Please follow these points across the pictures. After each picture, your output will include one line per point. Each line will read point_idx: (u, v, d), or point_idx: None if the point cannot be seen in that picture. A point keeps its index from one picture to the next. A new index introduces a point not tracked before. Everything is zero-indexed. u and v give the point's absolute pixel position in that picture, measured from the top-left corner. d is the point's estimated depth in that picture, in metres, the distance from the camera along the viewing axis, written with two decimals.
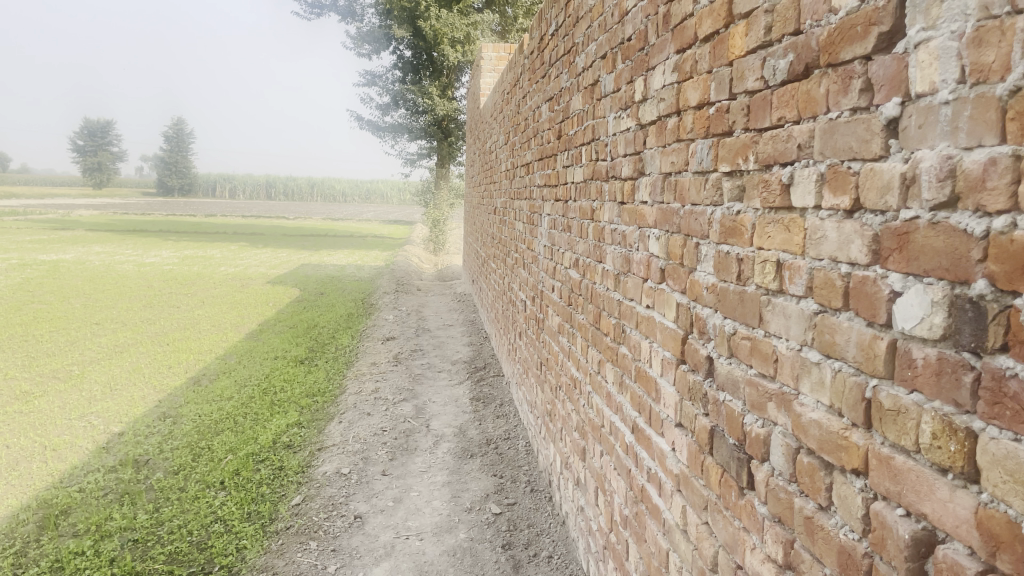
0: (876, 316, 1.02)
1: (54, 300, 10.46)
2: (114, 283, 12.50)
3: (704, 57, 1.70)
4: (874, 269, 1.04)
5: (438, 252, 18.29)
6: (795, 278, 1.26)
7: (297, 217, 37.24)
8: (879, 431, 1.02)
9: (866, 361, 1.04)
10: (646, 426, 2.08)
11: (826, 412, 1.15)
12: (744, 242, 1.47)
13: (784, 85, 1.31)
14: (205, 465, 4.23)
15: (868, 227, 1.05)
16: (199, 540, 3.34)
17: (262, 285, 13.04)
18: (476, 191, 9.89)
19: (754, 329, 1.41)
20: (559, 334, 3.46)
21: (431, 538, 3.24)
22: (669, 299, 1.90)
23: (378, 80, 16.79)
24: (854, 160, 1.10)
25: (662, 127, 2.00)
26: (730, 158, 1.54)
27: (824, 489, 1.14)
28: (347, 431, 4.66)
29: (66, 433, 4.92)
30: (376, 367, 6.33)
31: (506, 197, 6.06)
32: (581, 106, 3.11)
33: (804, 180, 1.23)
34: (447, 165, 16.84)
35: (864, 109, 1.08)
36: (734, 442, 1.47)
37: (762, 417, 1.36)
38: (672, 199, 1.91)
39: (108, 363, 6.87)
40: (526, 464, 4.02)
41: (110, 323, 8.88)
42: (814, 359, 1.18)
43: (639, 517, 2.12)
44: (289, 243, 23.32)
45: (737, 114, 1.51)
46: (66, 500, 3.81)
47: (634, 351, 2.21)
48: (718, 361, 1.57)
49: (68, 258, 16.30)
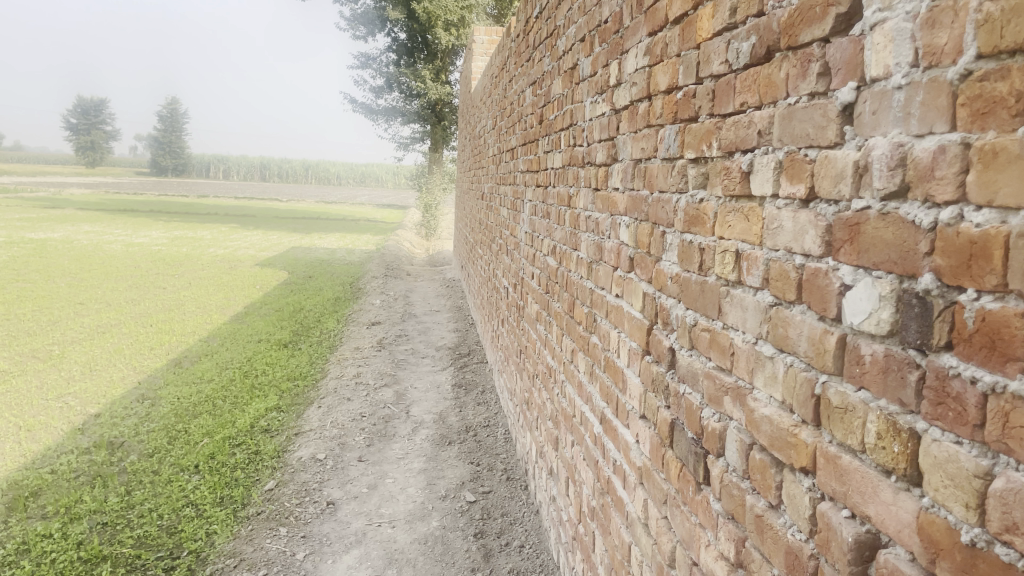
0: (827, 310, 0.98)
1: (39, 279, 10.39)
2: (101, 263, 12.41)
3: (673, 41, 1.65)
4: (826, 260, 1.00)
5: (430, 237, 18.25)
6: (752, 268, 1.22)
7: (290, 200, 37.12)
8: (827, 429, 0.98)
9: (817, 356, 1.01)
10: (613, 417, 2.05)
11: (778, 407, 1.11)
12: (706, 230, 1.42)
13: (746, 69, 1.27)
14: (180, 449, 4.19)
15: (821, 217, 1.01)
16: (169, 524, 3.30)
17: (251, 267, 12.97)
18: (466, 176, 9.85)
19: (714, 321, 1.37)
20: (537, 322, 3.43)
21: (404, 526, 3.22)
22: (637, 288, 1.86)
23: (372, 62, 16.70)
24: (810, 147, 1.06)
25: (634, 112, 1.96)
26: (695, 144, 1.50)
27: (774, 487, 1.11)
28: (325, 417, 4.62)
29: (41, 414, 4.88)
30: (359, 351, 6.29)
31: (492, 182, 6.01)
32: (560, 90, 3.06)
33: (763, 169, 1.19)
34: (441, 150, 16.78)
35: (821, 94, 1.04)
36: (692, 436, 1.44)
37: (719, 411, 1.32)
38: (642, 186, 1.87)
39: (89, 343, 6.82)
40: (503, 453, 3.99)
41: (94, 303, 8.83)
42: (768, 352, 1.14)
43: (605, 509, 2.08)
44: (281, 226, 23.22)
45: (702, 100, 1.46)
46: (37, 482, 3.77)
47: (604, 341, 2.16)
48: (680, 352, 1.53)
49: (55, 237, 16.16)
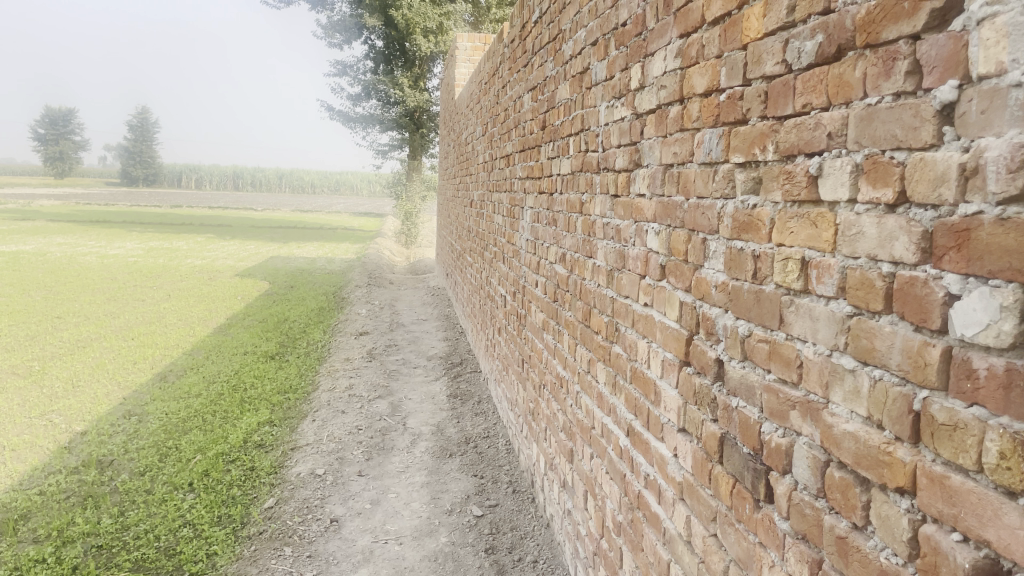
0: (928, 320, 0.93)
1: (14, 293, 10.15)
2: (76, 276, 12.16)
3: (713, 41, 1.60)
4: (924, 268, 0.95)
5: (411, 245, 18.07)
6: (823, 277, 1.17)
7: (266, 209, 36.80)
8: (930, 447, 0.93)
9: (914, 370, 0.95)
10: (643, 429, 1.99)
11: (863, 423, 1.06)
12: (760, 238, 1.37)
13: (810, 69, 1.22)
14: (173, 466, 4.07)
15: (916, 223, 0.96)
16: (167, 545, 3.19)
17: (231, 278, 12.77)
18: (450, 184, 9.75)
19: (773, 332, 1.32)
20: (543, 332, 3.36)
21: (411, 542, 3.13)
22: (671, 297, 1.80)
23: (349, 70, 16.56)
24: (897, 149, 1.01)
25: (663, 116, 1.90)
26: (743, 148, 1.44)
27: (860, 507, 1.05)
28: (321, 430, 4.52)
29: (25, 432, 4.73)
30: (349, 362, 6.18)
31: (483, 189, 5.95)
32: (567, 95, 3.00)
33: (835, 172, 1.14)
34: (420, 157, 16.66)
35: (909, 94, 0.99)
36: (749, 451, 1.38)
37: (783, 426, 1.27)
38: (674, 191, 1.81)
39: (70, 359, 6.65)
40: (506, 464, 3.92)
41: (72, 317, 8.63)
42: (848, 365, 1.09)
43: (636, 524, 2.02)
44: (257, 235, 22.94)
45: (752, 101, 1.41)
46: (26, 504, 3.63)
47: (630, 351, 2.11)
48: (730, 364, 1.48)
49: (27, 249, 15.83)
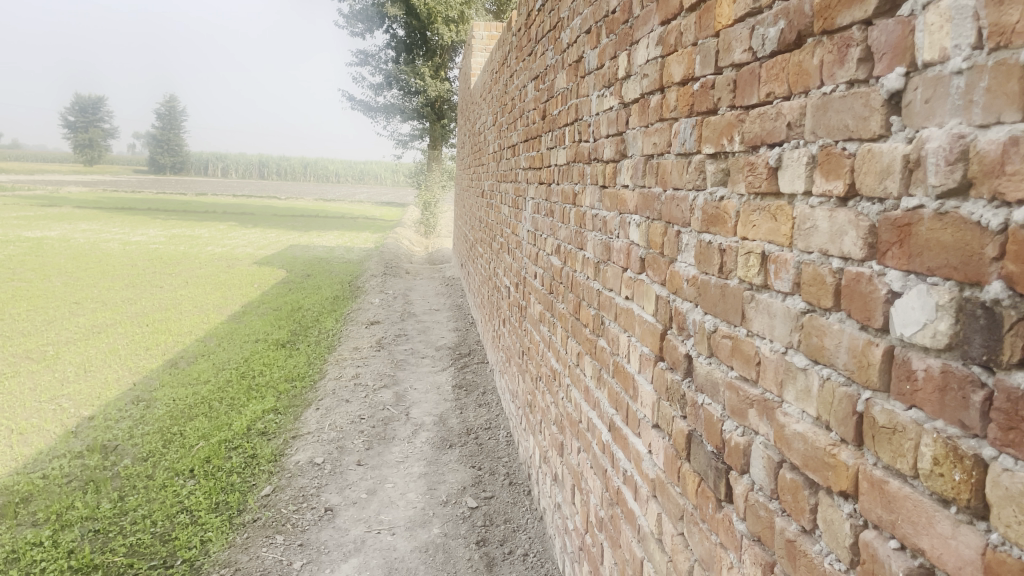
0: (871, 319, 0.89)
1: (35, 278, 10.30)
2: (97, 262, 12.32)
3: (689, 29, 1.56)
4: (870, 264, 0.91)
5: (429, 235, 18.10)
6: (780, 272, 1.13)
7: (289, 198, 37.01)
8: (871, 450, 0.89)
9: (858, 370, 0.92)
10: (623, 424, 1.96)
11: (812, 424, 1.02)
12: (726, 230, 1.33)
13: (774, 56, 1.18)
14: (175, 452, 4.11)
15: (864, 217, 0.92)
16: (163, 531, 3.22)
17: (249, 266, 12.86)
18: (465, 174, 9.76)
19: (736, 328, 1.28)
20: (540, 324, 3.34)
21: (404, 533, 3.13)
22: (648, 291, 1.77)
23: (371, 59, 16.60)
24: (849, 140, 0.97)
25: (645, 106, 1.86)
26: (713, 138, 1.40)
27: (808, 510, 1.02)
28: (324, 419, 4.53)
29: (34, 416, 4.79)
30: (358, 351, 6.20)
31: (492, 179, 5.93)
32: (564, 84, 2.97)
33: (793, 164, 1.10)
34: (440, 147, 16.68)
35: (861, 82, 0.95)
36: (712, 450, 1.35)
37: (742, 425, 1.23)
38: (654, 183, 1.77)
39: (84, 344, 6.73)
40: (505, 456, 3.90)
41: (90, 302, 8.74)
42: (801, 364, 1.05)
43: (615, 521, 1.99)
44: (278, 223, 23.10)
45: (722, 91, 1.37)
46: (28, 487, 3.68)
47: (612, 344, 2.08)
48: (698, 360, 1.44)
49: (52, 235, 16.05)
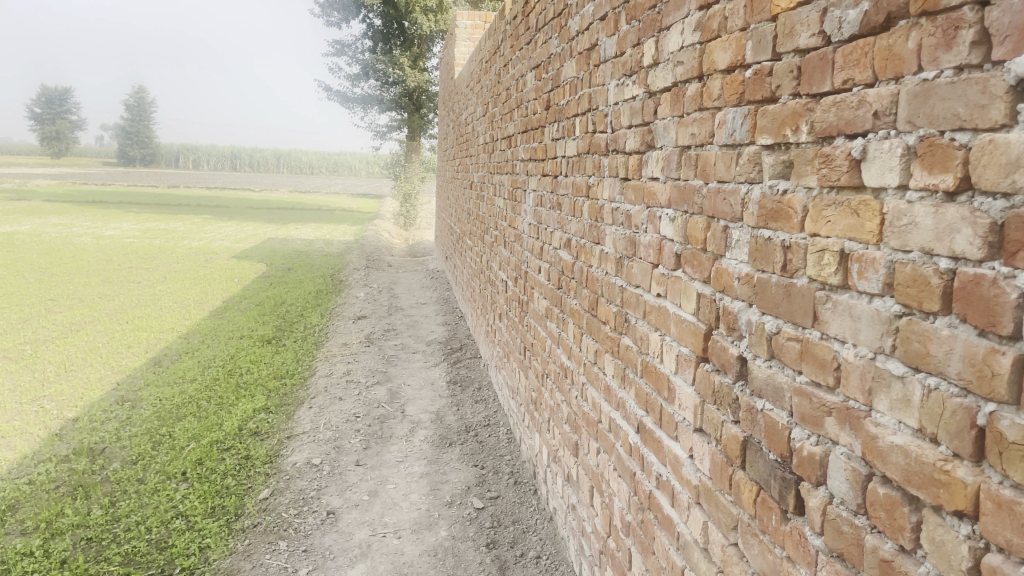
0: (996, 325, 0.82)
1: (7, 274, 10.03)
2: (71, 257, 12.03)
3: (737, 13, 1.48)
4: (991, 265, 0.84)
5: (408, 227, 17.92)
6: (865, 271, 1.06)
7: (264, 190, 36.53)
8: (996, 468, 0.82)
9: (977, 379, 0.85)
10: (655, 427, 1.88)
11: (914, 436, 0.95)
12: (790, 226, 1.26)
13: (853, 40, 1.10)
14: (166, 455, 3.98)
15: (982, 214, 0.85)
16: (158, 538, 3.10)
17: (227, 260, 12.65)
18: (449, 165, 9.62)
19: (805, 330, 1.21)
20: (546, 319, 3.26)
21: (410, 536, 3.04)
22: (687, 289, 1.69)
23: (348, 49, 16.37)
24: (959, 130, 0.89)
25: (679, 94, 1.78)
26: (772, 129, 1.33)
27: (909, 528, 0.95)
28: (318, 418, 4.43)
29: (15, 419, 4.63)
30: (347, 347, 6.08)
31: (483, 171, 5.83)
32: (573, 73, 2.88)
33: (882, 156, 1.03)
34: (419, 138, 16.53)
35: (975, 68, 0.87)
36: (776, 458, 1.28)
37: (817, 433, 1.16)
38: (692, 175, 1.69)
39: (63, 342, 6.54)
40: (508, 454, 3.82)
41: (66, 299, 8.51)
42: (897, 372, 0.98)
43: (646, 526, 1.92)
44: (254, 216, 22.78)
45: (783, 78, 1.29)
46: (14, 493, 3.54)
47: (640, 343, 2.00)
48: (755, 362, 1.37)
49: (22, 230, 15.70)
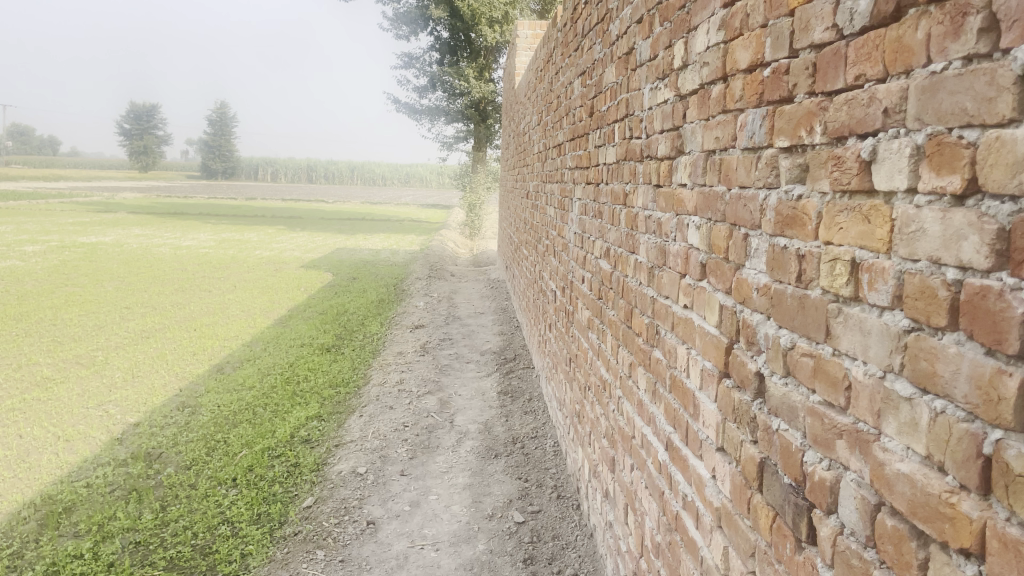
0: (1002, 343, 0.73)
1: (88, 283, 10.48)
2: (149, 267, 12.51)
3: (757, 8, 1.40)
4: (998, 276, 0.75)
5: (474, 236, 18.03)
6: (876, 282, 0.97)
7: (336, 202, 37.28)
8: (1003, 502, 0.73)
9: (984, 404, 0.76)
10: (682, 445, 1.80)
11: (921, 464, 0.86)
12: (806, 234, 1.18)
13: (865, 33, 1.02)
14: (218, 460, 4.06)
15: (990, 218, 0.77)
16: (203, 544, 3.15)
17: (295, 269, 12.91)
18: (510, 175, 9.64)
19: (819, 345, 1.12)
20: (588, 330, 3.18)
21: (448, 549, 3.01)
22: (711, 300, 1.61)
23: (416, 62, 16.61)
24: (968, 126, 0.81)
25: (706, 96, 1.71)
26: (788, 130, 1.24)
27: (916, 566, 0.86)
28: (367, 426, 4.45)
29: (81, 423, 4.80)
30: (402, 356, 6.11)
31: (537, 180, 5.79)
32: (614, 79, 2.82)
33: (891, 156, 0.94)
34: (484, 149, 16.63)
35: (983, 57, 0.79)
36: (790, 482, 1.19)
37: (829, 457, 1.07)
38: (716, 181, 1.61)
39: (133, 349, 6.77)
40: (553, 467, 3.76)
41: (140, 307, 8.83)
42: (905, 393, 0.89)
43: (673, 548, 1.84)
44: (325, 227, 23.31)
45: (799, 75, 1.21)
46: (72, 496, 3.65)
47: (669, 357, 1.92)
48: (772, 379, 1.28)
49: (106, 240, 16.40)
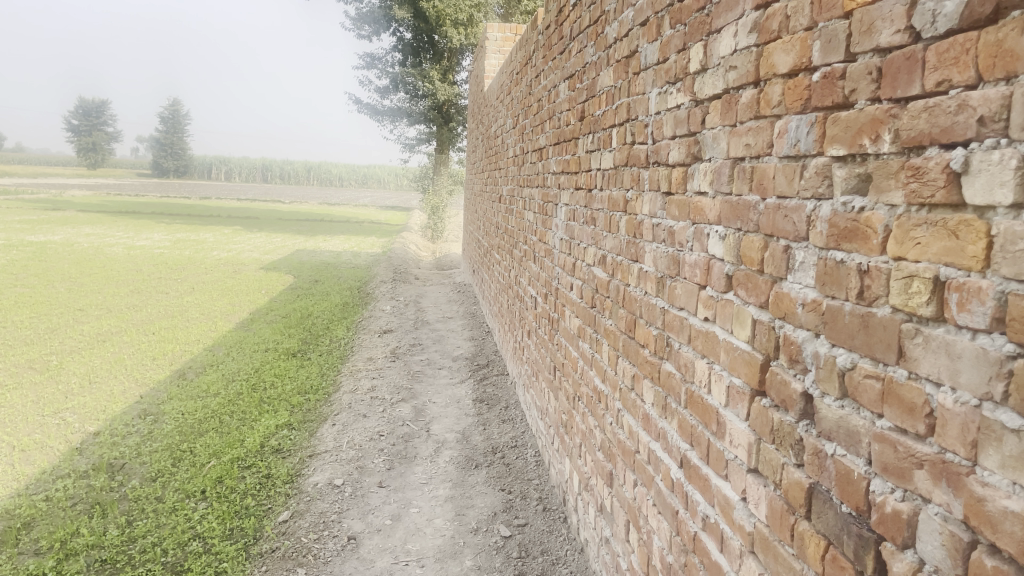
0: None
1: (38, 284, 10.08)
2: (102, 267, 12.11)
3: (801, 10, 1.33)
4: None
5: (436, 239, 17.86)
6: (968, 302, 0.90)
7: (294, 202, 36.75)
8: None
9: None
10: (701, 463, 1.73)
11: None
12: (870, 248, 1.11)
13: (950, 35, 0.95)
14: (185, 472, 3.89)
15: None
16: (174, 561, 3.00)
17: (255, 271, 12.62)
18: (477, 178, 9.52)
19: (889, 367, 1.05)
20: (579, 339, 3.11)
21: (434, 565, 2.90)
22: (740, 313, 1.54)
23: (378, 62, 16.41)
24: None
25: (731, 101, 1.64)
26: (845, 137, 1.18)
27: None
28: (341, 435, 4.31)
29: (37, 431, 4.58)
30: (372, 362, 5.97)
31: (512, 184, 5.70)
32: (610, 82, 2.75)
33: (990, 168, 0.88)
34: (447, 151, 16.49)
35: None
36: (850, 511, 1.13)
37: (904, 488, 1.00)
38: (746, 190, 1.55)
39: (88, 353, 6.52)
40: (536, 478, 3.67)
41: (95, 309, 8.51)
42: (1010, 423, 0.83)
43: (690, 570, 1.77)
44: (283, 228, 22.92)
45: (859, 80, 1.15)
46: (30, 511, 3.46)
47: (685, 371, 1.85)
48: (824, 401, 1.22)
49: (55, 239, 15.86)
